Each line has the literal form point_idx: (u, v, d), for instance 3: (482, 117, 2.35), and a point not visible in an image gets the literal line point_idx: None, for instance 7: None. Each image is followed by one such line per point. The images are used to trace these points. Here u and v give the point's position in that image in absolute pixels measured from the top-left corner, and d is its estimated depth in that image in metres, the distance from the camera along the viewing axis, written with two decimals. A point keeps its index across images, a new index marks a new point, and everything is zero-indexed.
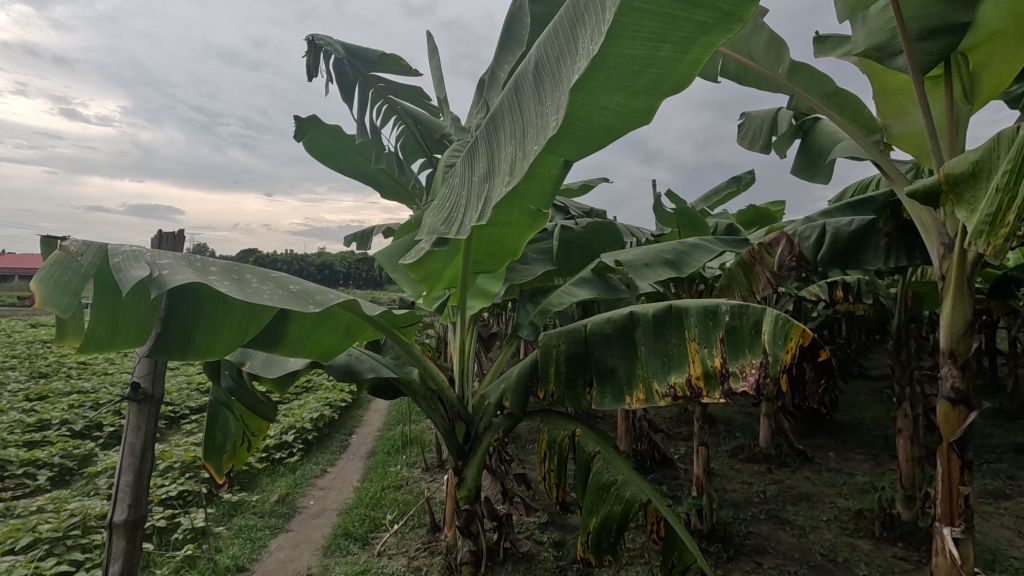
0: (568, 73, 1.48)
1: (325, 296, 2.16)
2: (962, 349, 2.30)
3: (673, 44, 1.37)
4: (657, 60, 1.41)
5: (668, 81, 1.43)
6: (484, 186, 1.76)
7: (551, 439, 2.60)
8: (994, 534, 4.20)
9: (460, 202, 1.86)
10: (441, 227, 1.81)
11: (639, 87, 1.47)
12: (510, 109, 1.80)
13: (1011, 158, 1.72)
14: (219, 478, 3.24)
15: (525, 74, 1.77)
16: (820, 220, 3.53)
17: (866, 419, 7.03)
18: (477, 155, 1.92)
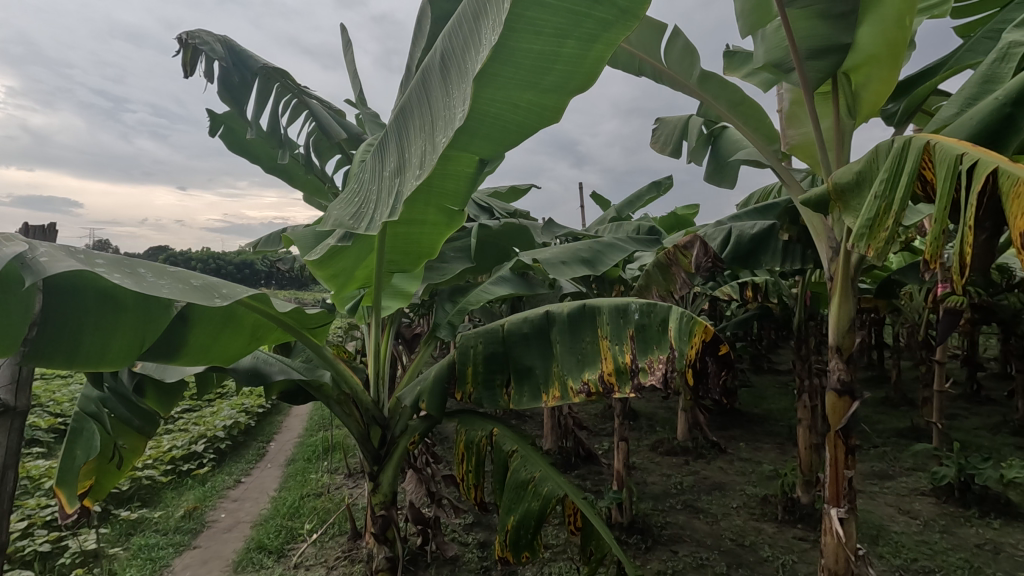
0: (471, 65, 1.47)
1: (232, 290, 2.03)
2: (847, 344, 2.50)
3: (576, 41, 1.39)
4: (563, 57, 1.43)
5: (573, 80, 1.46)
6: (394, 181, 1.71)
7: (469, 439, 2.56)
8: (879, 512, 4.63)
9: (370, 197, 1.81)
10: (350, 223, 1.74)
11: (548, 83, 1.48)
12: (418, 102, 1.78)
13: (887, 166, 1.91)
14: (69, 506, 2.92)
15: (432, 66, 1.76)
16: (729, 223, 3.77)
17: (774, 411, 7.55)
18: (387, 150, 1.87)
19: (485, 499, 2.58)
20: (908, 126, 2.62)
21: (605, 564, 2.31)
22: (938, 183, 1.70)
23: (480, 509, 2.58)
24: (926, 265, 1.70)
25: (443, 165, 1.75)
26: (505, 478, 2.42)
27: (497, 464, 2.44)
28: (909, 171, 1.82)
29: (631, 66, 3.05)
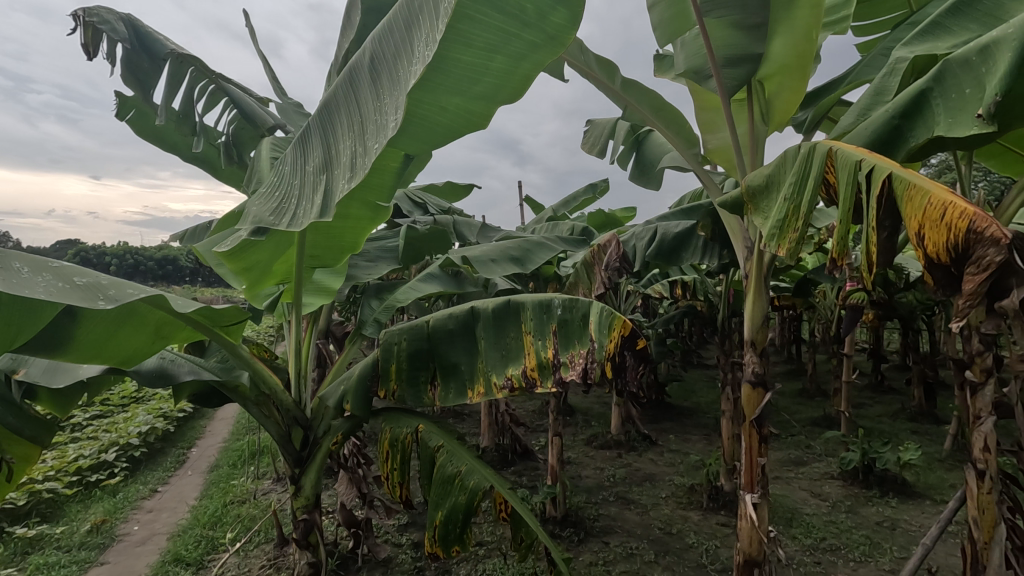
0: (405, 74, 1.44)
1: (122, 291, 1.88)
2: (760, 338, 2.65)
3: (505, 56, 1.42)
4: (492, 68, 1.45)
5: (505, 89, 1.47)
6: (319, 178, 1.65)
7: (393, 437, 2.49)
8: (794, 496, 4.95)
9: (292, 193, 1.74)
10: (270, 218, 1.66)
11: (478, 92, 1.48)
12: (346, 100, 1.72)
13: (796, 171, 2.03)
14: None
15: (361, 64, 1.71)
16: (656, 223, 3.92)
17: (702, 404, 7.90)
18: (310, 144, 1.80)
19: (411, 496, 2.52)
20: (815, 132, 2.79)
21: (534, 551, 2.34)
22: (843, 186, 1.81)
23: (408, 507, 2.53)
24: (833, 262, 1.85)
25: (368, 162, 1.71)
26: (432, 474, 2.38)
27: (423, 460, 2.38)
28: (814, 176, 1.93)
29: (557, 68, 3.08)
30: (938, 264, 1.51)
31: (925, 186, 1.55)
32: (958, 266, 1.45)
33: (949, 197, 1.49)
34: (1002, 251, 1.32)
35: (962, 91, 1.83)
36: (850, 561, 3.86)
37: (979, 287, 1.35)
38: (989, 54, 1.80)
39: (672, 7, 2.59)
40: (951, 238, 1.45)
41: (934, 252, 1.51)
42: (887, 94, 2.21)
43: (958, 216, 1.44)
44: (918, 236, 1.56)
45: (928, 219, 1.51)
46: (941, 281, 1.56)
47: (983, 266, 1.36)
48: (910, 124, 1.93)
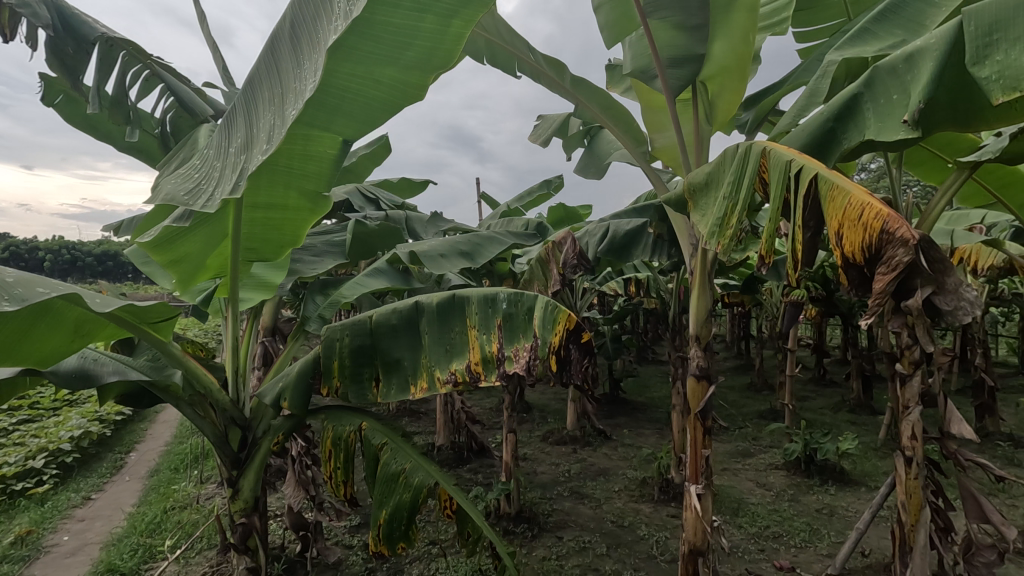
0: (325, 36, 1.38)
1: (29, 289, 1.75)
2: (705, 333, 2.71)
3: (436, 16, 1.34)
4: (423, 31, 1.38)
5: (437, 56, 1.40)
6: (239, 157, 1.54)
7: (336, 435, 2.39)
8: (740, 487, 5.11)
9: (212, 172, 1.63)
10: (182, 198, 1.52)
11: (409, 60, 1.42)
12: (268, 73, 1.65)
13: (733, 170, 2.08)
14: None
15: (281, 36, 1.65)
16: (610, 220, 3.97)
17: (655, 399, 8.09)
18: (234, 124, 1.71)
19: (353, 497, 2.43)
20: (757, 132, 2.90)
21: (480, 545, 2.33)
22: (774, 184, 1.86)
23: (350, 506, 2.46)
24: (761, 259, 1.89)
25: (304, 145, 1.66)
26: (375, 473, 2.32)
27: (366, 459, 2.28)
28: (750, 174, 1.99)
29: (509, 66, 3.10)
30: (852, 263, 1.60)
31: (846, 187, 1.62)
32: (871, 266, 1.54)
33: (867, 199, 1.56)
34: (910, 252, 1.41)
35: (892, 95, 1.90)
36: (791, 546, 4.01)
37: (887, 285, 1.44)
38: (914, 63, 1.89)
39: (616, 9, 2.65)
40: (866, 238, 1.53)
41: (850, 252, 1.59)
42: (818, 95, 2.30)
43: (873, 217, 1.52)
44: (836, 235, 1.63)
45: (846, 219, 1.59)
46: (854, 281, 1.65)
47: (892, 266, 1.44)
48: (843, 126, 2.01)
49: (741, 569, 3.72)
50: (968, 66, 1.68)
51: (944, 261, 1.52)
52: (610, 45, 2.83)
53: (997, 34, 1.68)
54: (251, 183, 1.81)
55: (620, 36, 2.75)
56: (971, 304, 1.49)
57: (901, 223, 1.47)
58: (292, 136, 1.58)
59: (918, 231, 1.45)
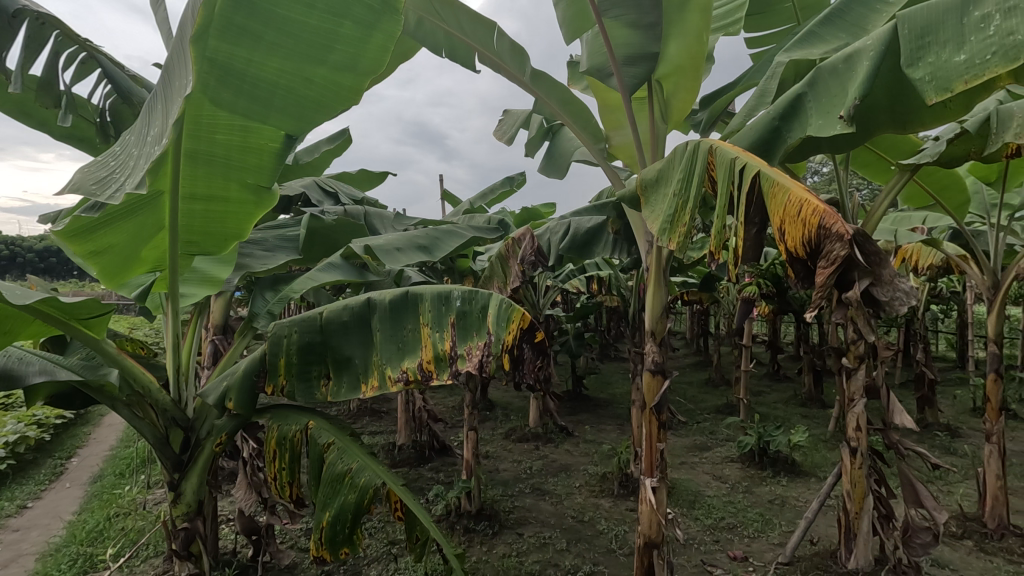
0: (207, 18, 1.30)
1: None
2: (660, 328, 2.75)
3: (354, 22, 1.42)
4: (344, 36, 1.45)
5: (361, 62, 1.50)
6: (149, 147, 1.50)
7: (281, 435, 2.30)
8: (697, 479, 5.24)
9: (128, 162, 1.56)
10: (91, 188, 1.49)
11: (334, 61, 1.49)
12: (179, 57, 1.58)
13: (682, 168, 2.11)
14: None
15: (188, 20, 1.61)
16: (570, 218, 3.99)
17: (617, 395, 8.20)
18: (152, 110, 1.65)
19: (296, 500, 2.34)
20: (711, 131, 2.97)
21: (429, 550, 2.23)
22: (721, 181, 1.90)
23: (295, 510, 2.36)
24: (711, 255, 1.91)
25: (243, 136, 1.68)
26: (320, 474, 2.23)
27: (311, 459, 2.23)
28: (699, 172, 2.02)
29: (469, 58, 3.06)
30: (795, 258, 1.64)
31: (784, 183, 1.67)
32: (812, 260, 1.59)
33: (805, 195, 1.60)
34: (847, 245, 1.46)
35: (832, 93, 1.97)
36: (744, 537, 4.13)
37: (828, 278, 1.49)
38: (853, 63, 1.95)
39: (573, 6, 2.69)
40: (806, 233, 1.58)
41: (793, 247, 1.63)
42: (768, 96, 2.35)
43: (811, 212, 1.57)
44: (778, 231, 1.68)
45: (787, 215, 1.63)
46: (797, 275, 1.69)
47: (832, 260, 1.49)
48: (787, 124, 2.08)
49: (697, 560, 3.79)
50: (904, 67, 1.77)
51: (878, 254, 1.57)
52: (569, 40, 2.85)
53: (928, 37, 1.77)
54: (189, 172, 1.79)
55: (578, 33, 2.78)
56: (904, 294, 1.55)
57: (837, 218, 1.52)
58: (231, 125, 1.65)
59: (853, 226, 1.50)
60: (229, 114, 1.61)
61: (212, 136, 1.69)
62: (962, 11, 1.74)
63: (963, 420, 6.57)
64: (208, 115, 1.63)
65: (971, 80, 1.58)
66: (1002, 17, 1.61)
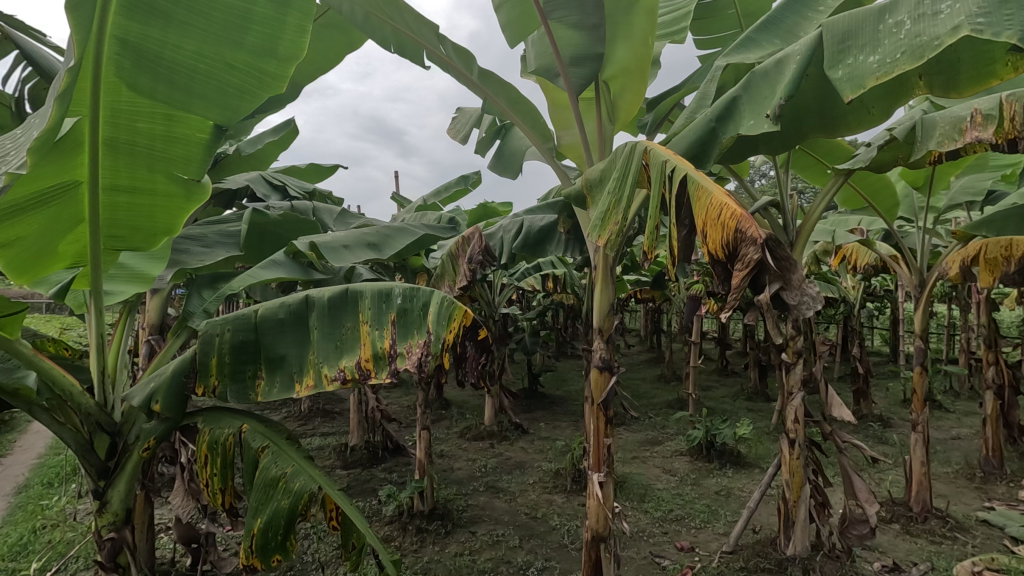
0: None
1: None
2: (607, 326, 2.79)
3: (268, 2, 1.49)
4: (259, 18, 1.51)
5: (279, 45, 1.56)
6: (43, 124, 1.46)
7: (212, 440, 2.21)
8: (647, 473, 5.36)
9: (22, 139, 1.51)
10: None
11: (251, 44, 1.55)
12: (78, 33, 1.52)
13: (619, 169, 2.16)
14: None
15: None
16: (523, 216, 4.02)
17: (573, 393, 8.29)
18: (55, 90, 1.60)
19: (230, 506, 2.26)
20: (657, 132, 3.07)
21: (365, 557, 2.19)
22: (654, 183, 1.96)
23: (230, 514, 2.28)
24: (643, 255, 1.97)
25: (167, 125, 1.68)
26: (255, 478, 2.18)
27: (246, 463, 2.17)
28: (632, 172, 2.07)
29: (417, 57, 3.03)
30: (716, 260, 1.70)
31: (708, 187, 1.73)
32: (730, 263, 1.64)
33: (725, 200, 1.67)
34: (760, 250, 1.51)
35: (761, 96, 2.07)
36: (691, 528, 4.25)
37: (743, 281, 1.55)
38: (782, 66, 2.05)
39: (517, 7, 2.69)
40: (725, 236, 1.63)
41: (713, 249, 1.68)
42: (710, 97, 2.47)
43: (730, 217, 1.62)
44: (702, 233, 1.73)
45: (709, 218, 1.69)
46: (718, 277, 1.75)
47: (747, 263, 1.54)
48: (723, 126, 2.16)
49: (645, 552, 3.87)
50: (826, 68, 1.87)
51: (789, 259, 1.59)
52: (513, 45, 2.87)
53: (848, 42, 1.88)
54: (109, 162, 1.73)
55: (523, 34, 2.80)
56: (812, 299, 1.58)
57: (752, 224, 1.57)
58: (153, 113, 1.66)
59: (767, 231, 1.56)
60: (152, 101, 1.62)
61: (133, 124, 1.67)
62: (878, 18, 1.85)
63: (894, 411, 6.97)
64: (126, 100, 1.62)
65: (882, 77, 1.71)
66: (912, 23, 1.74)
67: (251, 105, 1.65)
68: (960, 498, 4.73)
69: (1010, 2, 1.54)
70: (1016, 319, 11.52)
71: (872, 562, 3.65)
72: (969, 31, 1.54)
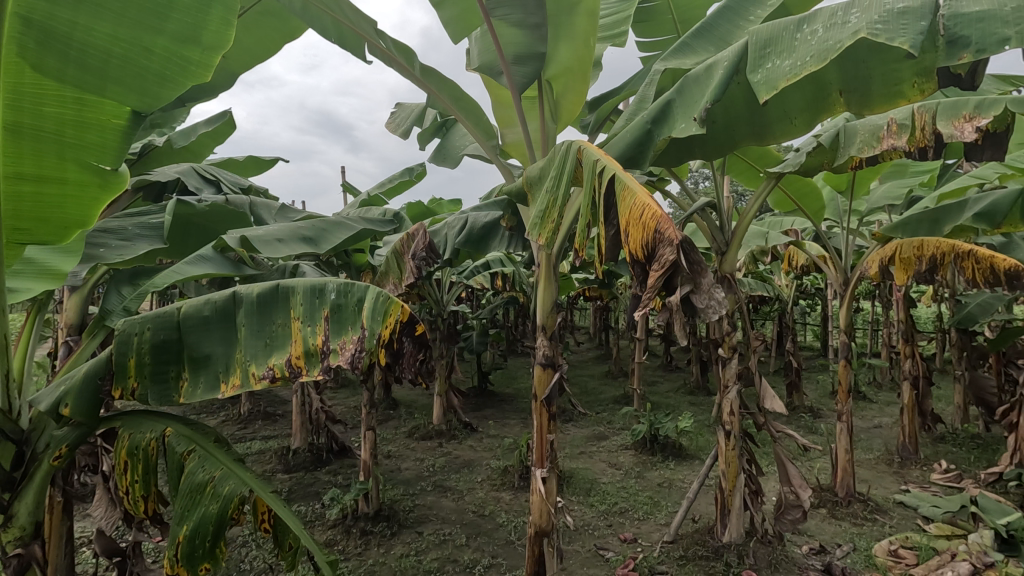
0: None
1: None
2: (551, 323, 2.82)
3: None
4: (180, 7, 1.49)
5: (203, 33, 1.52)
6: None
7: (133, 445, 2.07)
8: (594, 468, 5.46)
9: None
10: None
11: (172, 31, 1.50)
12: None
13: (556, 168, 2.20)
14: None
15: None
16: (469, 213, 4.01)
17: (522, 390, 8.35)
18: None
19: (155, 514, 2.14)
20: (598, 133, 3.14)
21: (301, 559, 2.13)
22: (588, 182, 2.01)
23: (155, 522, 2.16)
24: (576, 254, 2.02)
25: (78, 109, 1.57)
26: (178, 483, 2.06)
27: (169, 468, 2.07)
28: (568, 171, 2.12)
29: (358, 50, 2.97)
30: (636, 260, 1.74)
31: (633, 188, 1.78)
32: (649, 263, 1.69)
33: (648, 200, 1.72)
34: (675, 250, 1.57)
35: (691, 98, 2.16)
36: (635, 519, 4.36)
37: (657, 281, 1.60)
38: (711, 70, 2.15)
39: (458, 5, 2.69)
40: (645, 236, 1.68)
41: (635, 249, 1.73)
42: (648, 100, 2.55)
43: (651, 217, 1.67)
44: (626, 232, 1.78)
45: (632, 218, 1.74)
46: (637, 276, 1.81)
47: (662, 263, 1.60)
48: (658, 128, 2.25)
49: (591, 545, 3.94)
50: (748, 71, 1.98)
51: (700, 261, 1.64)
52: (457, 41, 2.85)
53: (769, 48, 1.99)
54: (9, 149, 1.60)
55: (465, 31, 2.79)
56: (719, 305, 1.58)
57: (671, 225, 1.63)
58: (62, 96, 1.56)
59: (683, 233, 1.62)
60: (60, 84, 1.51)
61: (38, 107, 1.56)
62: (796, 27, 1.96)
63: (823, 402, 7.39)
64: (30, 83, 1.52)
65: (792, 79, 1.84)
66: (824, 31, 1.85)
67: (173, 93, 1.56)
68: (881, 482, 5.06)
69: (906, 13, 1.68)
70: (932, 315, 12.41)
71: (801, 546, 3.85)
72: (867, 34, 1.69)
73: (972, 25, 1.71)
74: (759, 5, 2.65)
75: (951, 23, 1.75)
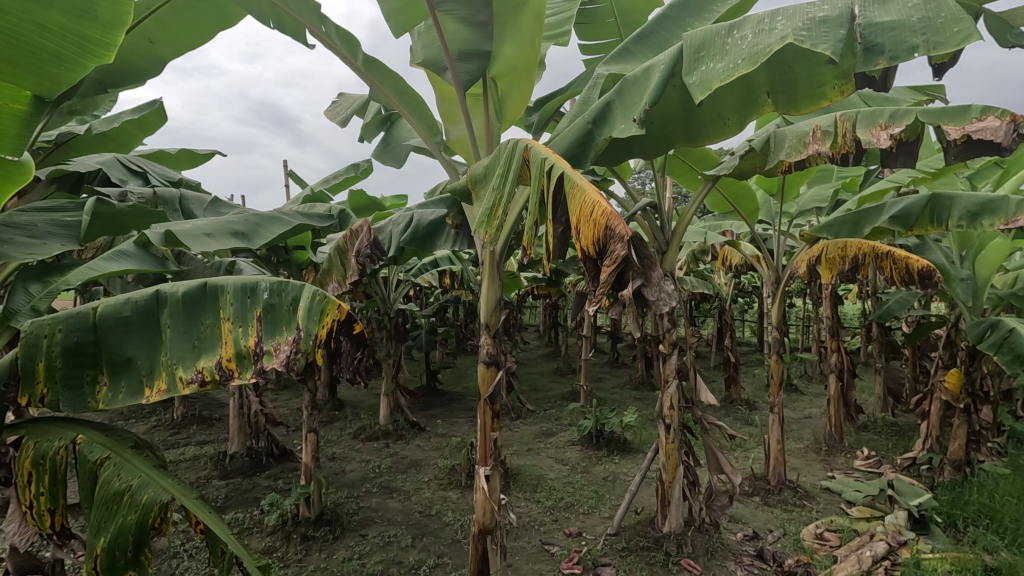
0: None
1: None
2: (494, 322, 2.81)
3: None
4: None
5: (98, 7, 1.41)
6: None
7: (38, 455, 1.93)
8: (542, 464, 5.51)
9: None
10: None
11: (64, 6, 1.39)
12: None
13: (501, 167, 2.20)
14: None
15: None
16: (412, 210, 3.95)
17: (471, 389, 8.33)
18: None
19: (66, 526, 2.01)
20: (543, 133, 3.17)
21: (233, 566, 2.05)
22: (535, 180, 2.02)
23: (66, 536, 2.03)
24: (524, 251, 2.02)
25: None
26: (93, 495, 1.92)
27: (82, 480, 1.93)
28: (513, 171, 2.13)
29: (297, 35, 2.87)
30: (588, 256, 1.76)
31: (583, 186, 1.81)
32: (601, 259, 1.71)
33: (598, 198, 1.75)
34: (626, 246, 1.60)
35: (630, 100, 2.23)
36: (580, 514, 4.43)
37: (610, 276, 1.62)
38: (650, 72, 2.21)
39: None
40: (596, 232, 1.71)
41: (587, 245, 1.75)
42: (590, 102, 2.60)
43: (601, 214, 1.70)
44: (576, 229, 1.80)
45: (584, 214, 1.76)
46: (588, 272, 1.82)
47: (614, 259, 1.62)
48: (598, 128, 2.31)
49: (536, 541, 3.98)
50: (684, 72, 2.06)
51: (650, 256, 1.69)
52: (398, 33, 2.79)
53: (702, 52, 2.07)
54: None
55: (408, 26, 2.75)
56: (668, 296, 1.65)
57: (621, 221, 1.65)
58: None
59: (634, 229, 1.65)
60: None
61: None
62: (727, 32, 2.05)
63: (758, 395, 7.75)
64: None
65: (724, 79, 1.92)
66: (753, 35, 1.95)
67: (74, 75, 1.46)
68: (809, 470, 5.36)
69: (826, 22, 1.79)
70: (856, 312, 13.25)
71: (735, 533, 4.03)
72: (794, 39, 1.79)
73: (885, 33, 1.83)
74: (695, 15, 2.73)
75: (867, 33, 1.85)
